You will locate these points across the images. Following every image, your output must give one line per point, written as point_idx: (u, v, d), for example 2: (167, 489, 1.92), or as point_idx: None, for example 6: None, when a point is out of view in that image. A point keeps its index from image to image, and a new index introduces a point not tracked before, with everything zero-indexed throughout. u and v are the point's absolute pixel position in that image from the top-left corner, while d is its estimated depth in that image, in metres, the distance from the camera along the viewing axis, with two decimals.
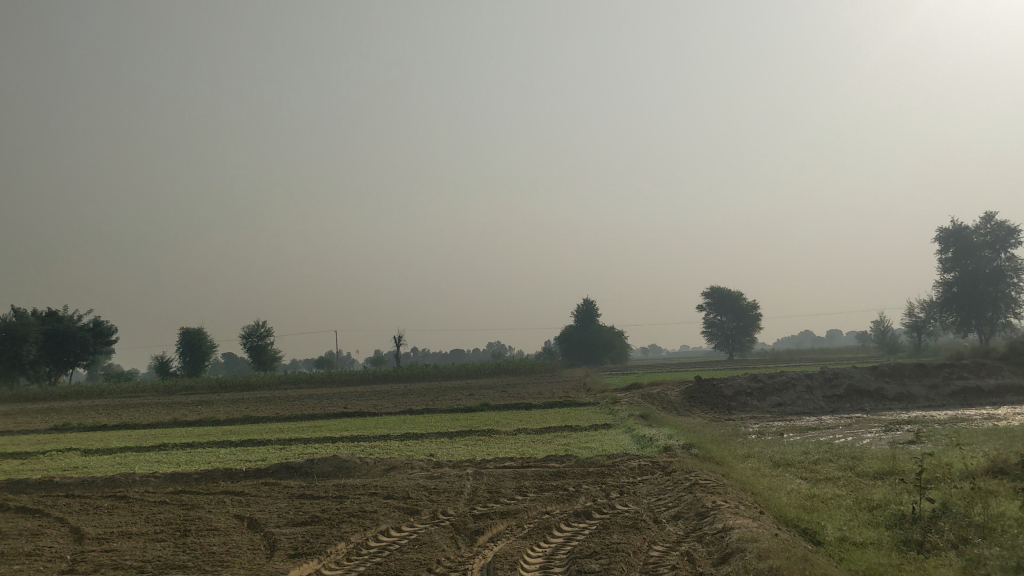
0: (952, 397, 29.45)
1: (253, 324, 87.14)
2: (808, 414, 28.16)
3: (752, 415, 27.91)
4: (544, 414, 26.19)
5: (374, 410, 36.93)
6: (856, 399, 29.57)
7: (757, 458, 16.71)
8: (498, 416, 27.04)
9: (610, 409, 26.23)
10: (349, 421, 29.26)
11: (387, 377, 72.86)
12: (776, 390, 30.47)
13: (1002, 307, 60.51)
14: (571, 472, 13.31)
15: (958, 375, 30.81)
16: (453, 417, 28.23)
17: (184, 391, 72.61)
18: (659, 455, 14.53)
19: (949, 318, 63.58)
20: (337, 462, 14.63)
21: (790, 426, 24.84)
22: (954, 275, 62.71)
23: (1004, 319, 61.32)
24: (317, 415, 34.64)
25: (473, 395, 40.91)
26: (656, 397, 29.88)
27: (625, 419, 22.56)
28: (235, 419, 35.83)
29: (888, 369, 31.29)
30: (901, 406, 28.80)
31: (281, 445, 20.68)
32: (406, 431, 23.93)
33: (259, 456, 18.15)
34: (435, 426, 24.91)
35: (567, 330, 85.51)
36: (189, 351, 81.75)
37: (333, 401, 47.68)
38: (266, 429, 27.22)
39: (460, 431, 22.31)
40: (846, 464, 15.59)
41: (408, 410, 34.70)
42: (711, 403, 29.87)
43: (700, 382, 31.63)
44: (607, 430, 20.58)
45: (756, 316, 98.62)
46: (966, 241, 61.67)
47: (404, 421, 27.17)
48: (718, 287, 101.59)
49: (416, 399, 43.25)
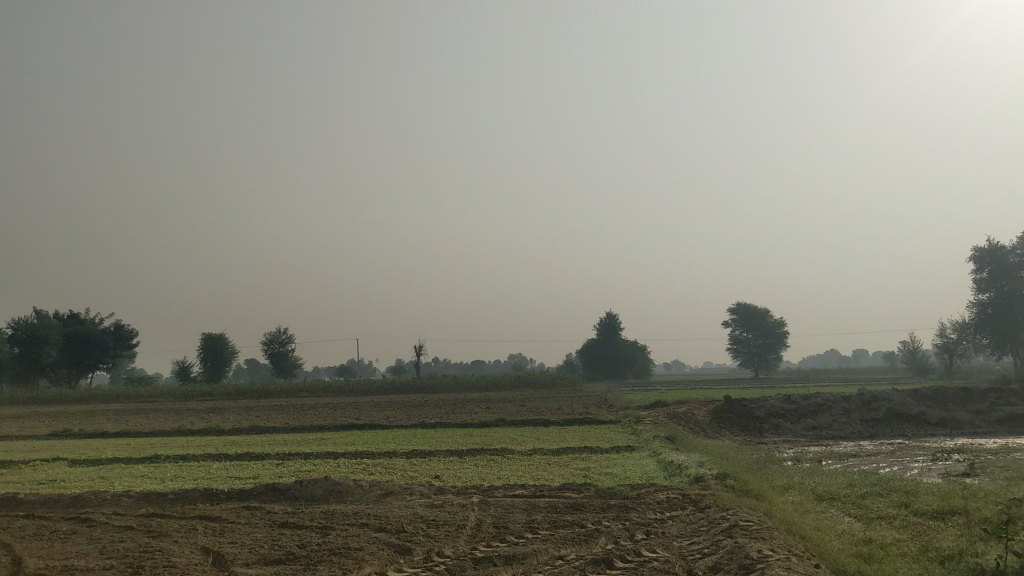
0: (1000, 423, 27.48)
1: (273, 331, 86.03)
2: (845, 439, 26.38)
3: (784, 439, 26.16)
4: (563, 433, 24.57)
5: (387, 422, 35.48)
6: (897, 424, 27.70)
7: (798, 489, 15.00)
8: (515, 433, 25.44)
9: (634, 429, 24.58)
10: (358, 434, 27.79)
11: (406, 387, 71.47)
12: (810, 412, 28.65)
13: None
14: (589, 506, 11.69)
15: (1006, 401, 28.83)
16: (466, 433, 26.66)
17: (200, 398, 71.48)
18: (690, 487, 12.85)
19: (983, 341, 61.21)
20: (329, 483, 13.09)
21: (828, 452, 23.08)
22: (989, 296, 60.51)
23: None
24: (326, 426, 33.19)
25: (490, 409, 39.38)
26: (681, 417, 28.23)
27: (649, 441, 20.91)
28: (243, 428, 34.44)
29: (931, 394, 29.37)
30: (946, 433, 26.89)
31: (279, 461, 19.19)
32: (416, 447, 22.38)
33: (251, 474, 16.67)
34: (446, 443, 23.35)
35: (590, 344, 83.86)
36: (209, 356, 80.72)
37: (347, 412, 46.18)
38: (270, 442, 25.78)
39: (471, 450, 20.73)
40: (900, 500, 13.83)
41: (422, 423, 33.20)
42: (740, 425, 28.13)
43: (729, 401, 29.92)
44: (630, 453, 18.95)
45: (782, 334, 96.48)
46: (1002, 262, 59.82)
47: (415, 437, 25.65)
48: (744, 304, 99.70)
49: (432, 411, 41.75)
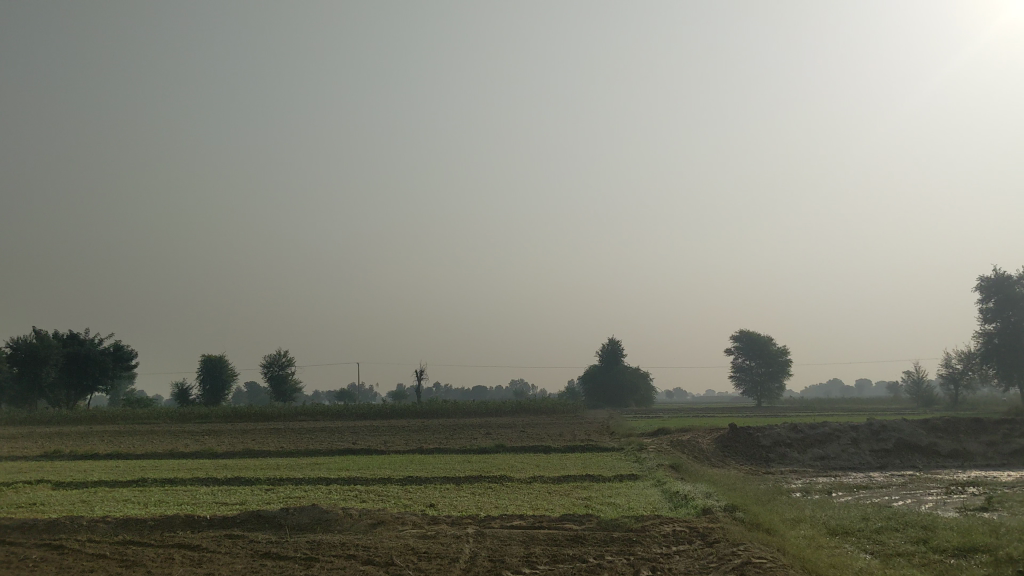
0: (1013, 456, 26.76)
1: (273, 353, 85.30)
2: (853, 470, 25.66)
3: (791, 469, 25.45)
4: (564, 461, 23.89)
5: (385, 447, 34.77)
6: (908, 455, 26.97)
7: (810, 522, 14.30)
8: (515, 460, 24.74)
9: (637, 457, 23.89)
10: (354, 459, 27.09)
11: (406, 412, 70.70)
12: (818, 442, 27.93)
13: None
14: (591, 539, 11.01)
15: (1019, 432, 28.08)
16: (465, 459, 25.95)
17: (198, 420, 70.70)
18: (697, 520, 12.16)
19: (990, 372, 60.41)
20: (317, 511, 12.44)
21: (838, 483, 22.36)
22: (995, 326, 59.79)
23: None
24: (322, 451, 32.47)
25: (489, 435, 38.66)
26: (686, 445, 27.52)
27: (653, 470, 20.22)
28: (237, 451, 33.72)
29: (942, 424, 28.65)
30: (959, 465, 26.16)
31: (269, 487, 18.51)
32: (412, 473, 21.69)
33: (239, 500, 16.02)
34: (444, 470, 22.66)
35: (592, 370, 83.12)
36: (209, 379, 80.02)
37: (344, 436, 45.42)
38: (263, 466, 25.09)
39: (468, 477, 20.03)
40: (918, 535, 13.14)
41: (419, 448, 32.49)
42: (746, 454, 27.42)
43: (734, 429, 29.20)
44: (634, 482, 18.26)
45: (786, 362, 95.65)
46: (1009, 291, 59.11)
47: (413, 463, 24.96)
48: (747, 331, 99.00)
49: (431, 437, 41.02)
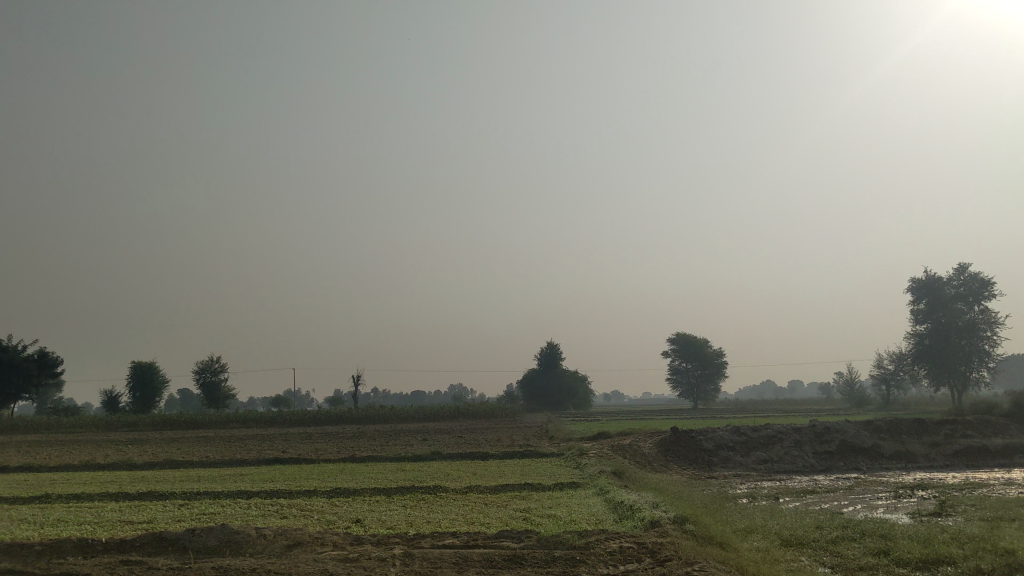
0: (955, 457, 26.47)
1: (206, 359, 82.81)
2: (798, 473, 25.12)
3: (735, 473, 24.80)
4: (503, 468, 22.90)
5: (316, 455, 33.33)
6: (851, 457, 26.50)
7: (762, 533, 13.46)
8: (450, 468, 23.64)
9: (578, 463, 22.98)
10: (282, 469, 25.71)
11: (341, 418, 69.08)
12: (761, 445, 27.33)
13: (976, 362, 57.90)
14: (531, 559, 9.97)
15: (961, 433, 27.83)
16: (399, 468, 24.77)
17: (125, 428, 68.11)
18: (645, 535, 11.20)
19: (921, 373, 61.04)
20: (226, 531, 11.18)
21: (783, 488, 21.71)
22: (926, 328, 60.44)
23: (977, 375, 58.84)
24: (249, 460, 30.94)
25: (425, 441, 37.44)
26: (628, 449, 26.67)
27: (595, 477, 19.31)
28: (160, 462, 32.01)
29: (884, 425, 28.30)
30: (902, 467, 25.77)
31: (184, 502, 17.13)
32: (342, 484, 20.46)
33: (146, 518, 14.67)
34: (376, 480, 21.45)
35: (531, 373, 82.33)
36: (139, 386, 77.18)
37: (275, 444, 43.82)
38: (183, 479, 23.57)
39: (400, 488, 18.87)
40: (876, 547, 12.40)
41: (352, 456, 31.17)
42: (689, 458, 26.70)
43: (676, 432, 28.46)
44: (576, 490, 17.32)
45: (722, 364, 96.08)
46: (940, 292, 59.76)
47: (342, 471, 23.71)
48: (684, 334, 99.31)
49: (365, 443, 39.65)
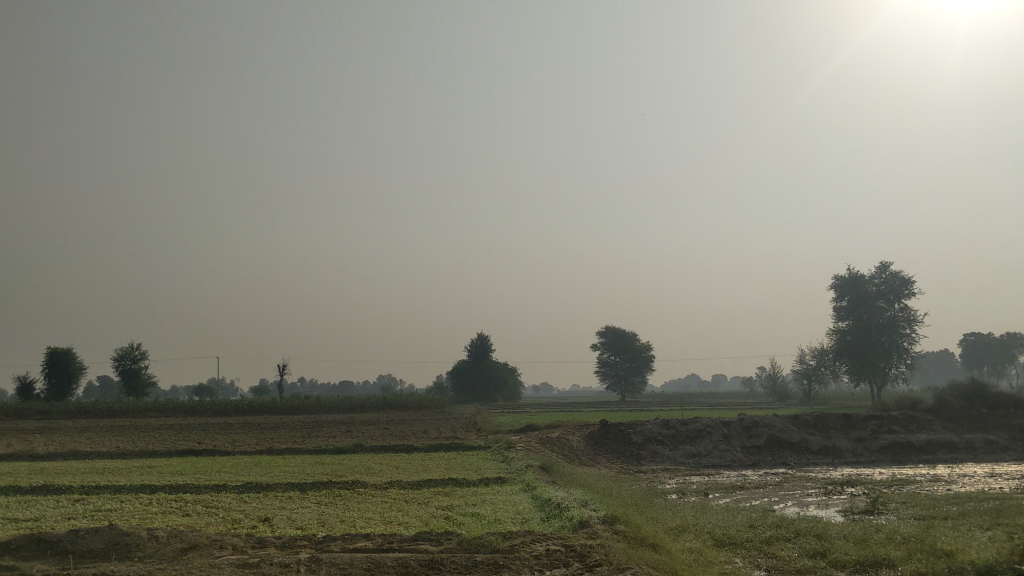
0: (881, 452, 26.47)
1: (125, 346, 80.01)
2: (726, 468, 24.80)
3: (663, 468, 24.39)
4: (428, 461, 22.07)
5: (233, 446, 32.04)
6: (779, 452, 26.29)
7: (694, 532, 12.86)
8: (372, 461, 22.71)
9: (504, 457, 22.25)
10: (195, 461, 24.46)
11: (265, 408, 67.35)
12: (690, 439, 26.95)
13: (895, 358, 58.91)
14: (449, 563, 9.18)
15: (887, 428, 27.86)
16: (319, 461, 23.73)
17: (36, 416, 65.33)
18: (573, 537, 10.46)
19: (841, 369, 61.93)
20: (114, 534, 10.15)
21: (713, 483, 21.28)
22: (848, 324, 61.29)
23: (896, 371, 59.79)
24: (163, 451, 29.54)
25: (349, 433, 36.41)
26: (556, 442, 26.05)
27: (521, 472, 18.59)
28: (68, 452, 30.39)
29: (812, 420, 28.19)
30: (829, 462, 25.63)
31: (78, 497, 15.90)
32: (256, 479, 19.37)
33: (33, 515, 13.48)
34: (292, 474, 20.42)
35: (459, 364, 81.49)
36: (54, 372, 74.19)
37: (193, 434, 42.21)
38: (87, 471, 22.21)
39: (317, 483, 17.89)
40: (813, 548, 11.91)
41: (272, 448, 29.99)
42: (617, 452, 26.21)
43: (605, 425, 27.94)
44: (502, 486, 16.54)
45: (649, 358, 96.57)
46: (862, 289, 60.61)
47: (259, 465, 22.60)
48: (612, 327, 99.67)
49: (287, 435, 38.39)
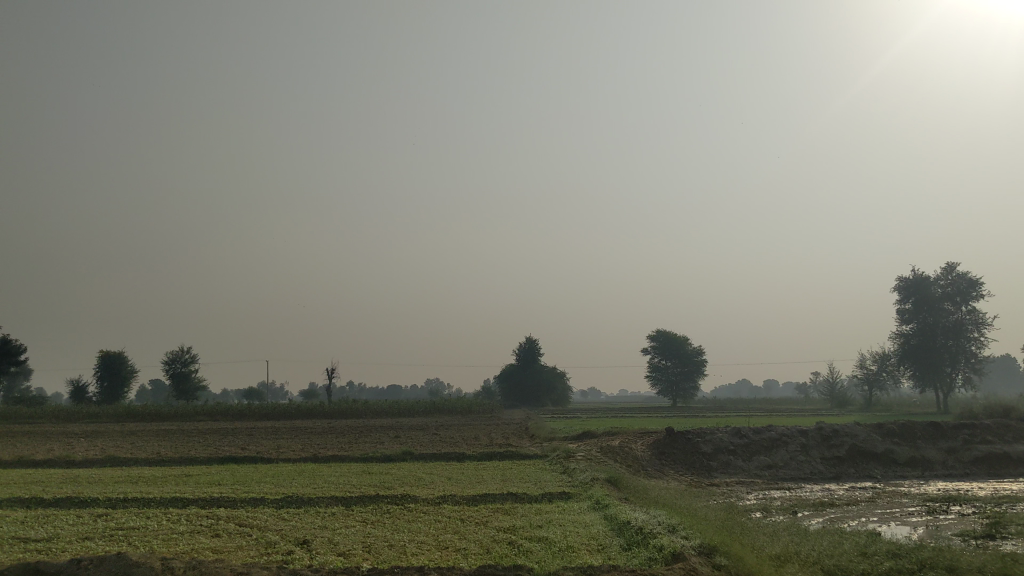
0: (975, 465, 24.20)
1: (176, 350, 79.73)
2: (806, 481, 22.80)
3: (737, 481, 22.48)
4: (481, 473, 20.36)
5: (276, 453, 30.69)
6: (862, 464, 24.19)
7: (800, 563, 10.98)
8: (423, 471, 21.09)
9: (565, 468, 20.46)
10: (235, 470, 23.06)
11: (314, 412, 66.40)
12: (764, 448, 24.96)
13: (962, 363, 55.89)
14: None
15: (981, 438, 25.48)
16: (366, 470, 22.16)
17: (85, 419, 65.03)
18: (669, 574, 8.68)
19: (905, 375, 59.09)
20: (121, 564, 8.60)
21: (798, 499, 19.27)
22: (912, 328, 58.43)
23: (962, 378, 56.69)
24: (203, 458, 28.26)
25: (397, 439, 34.94)
26: (619, 452, 24.24)
27: (587, 486, 16.78)
28: (107, 458, 29.27)
29: (897, 429, 25.95)
30: (919, 475, 23.47)
31: (102, 513, 14.45)
32: (299, 491, 17.84)
33: (44, 534, 12.03)
34: (336, 485, 18.86)
35: (508, 369, 79.91)
36: (107, 375, 74.00)
37: (237, 439, 41.13)
38: (122, 480, 20.92)
39: (362, 496, 16.25)
40: None
41: (315, 455, 28.54)
42: (685, 463, 24.30)
43: (671, 433, 26.04)
44: (568, 503, 14.76)
45: (701, 362, 94.05)
46: (927, 292, 57.78)
47: (302, 475, 21.14)
48: (664, 331, 97.29)
49: (333, 441, 37.01)
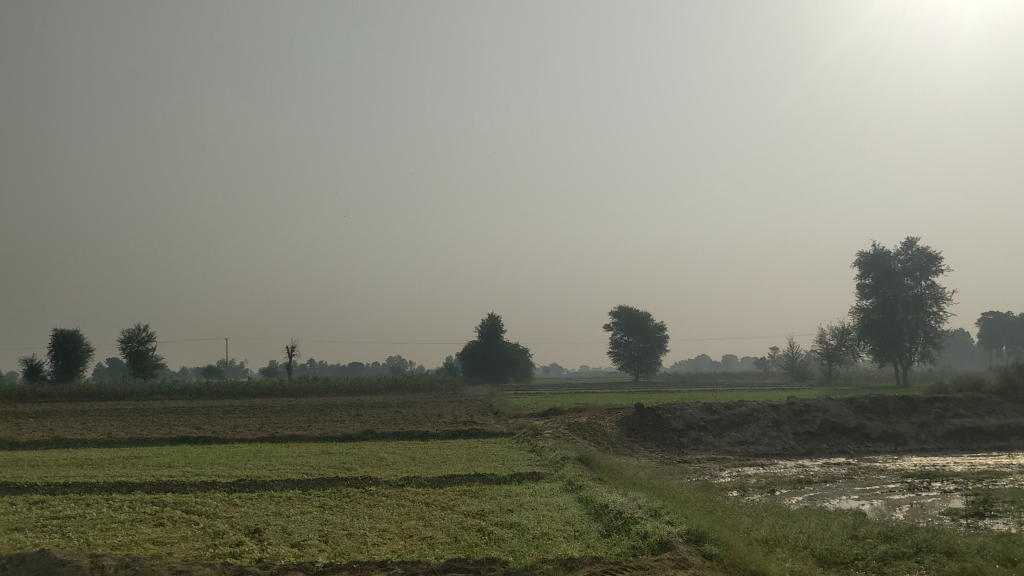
0: (947, 439, 23.85)
1: (133, 327, 77.84)
2: (779, 457, 22.28)
3: (708, 457, 21.91)
4: (446, 452, 19.50)
5: (233, 432, 29.59)
6: (835, 439, 23.72)
7: (790, 548, 10.26)
8: (385, 451, 20.22)
9: (533, 447, 19.67)
10: (189, 451, 22.00)
11: (274, 390, 65.17)
12: (736, 424, 24.40)
13: (921, 337, 56.02)
14: None
15: (953, 412, 25.14)
16: (325, 451, 21.17)
17: (37, 399, 63.12)
18: (657, 565, 7.90)
19: (864, 350, 59.10)
20: (44, 562, 7.64)
21: (773, 476, 18.67)
22: (872, 303, 58.40)
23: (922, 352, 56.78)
24: (155, 439, 27.08)
25: (359, 417, 33.96)
26: (587, 429, 23.52)
27: (558, 466, 15.99)
28: (55, 439, 27.94)
29: (869, 404, 25.53)
30: (892, 450, 23.05)
31: (37, 500, 13.38)
32: (253, 473, 16.86)
33: None
34: (293, 467, 17.90)
35: (470, 345, 79.09)
36: (62, 354, 72.00)
37: (193, 419, 39.93)
38: (67, 462, 19.76)
39: (319, 479, 15.30)
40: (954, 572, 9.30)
41: (273, 434, 27.49)
42: (656, 439, 23.67)
43: (640, 410, 25.37)
44: (539, 484, 13.99)
45: (664, 337, 94.03)
46: (887, 266, 57.75)
47: (258, 457, 20.12)
48: (626, 306, 97.05)
49: (293, 419, 35.96)
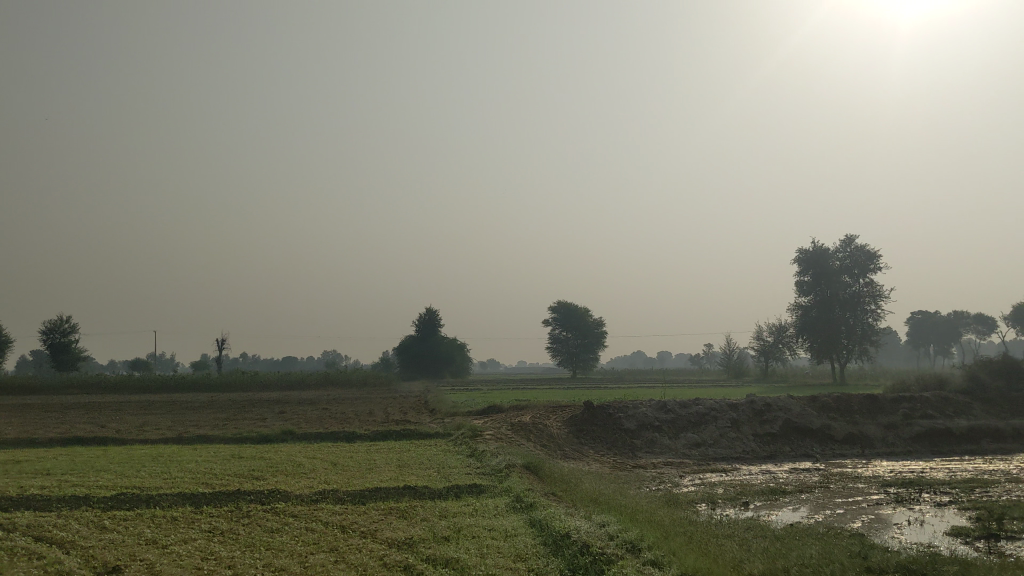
0: (916, 442, 22.19)
1: (54, 318, 73.49)
2: (740, 461, 20.35)
3: (665, 461, 19.91)
4: (374, 457, 17.13)
5: (142, 431, 26.75)
6: (798, 442, 21.89)
7: None
8: (304, 455, 17.78)
9: (472, 451, 17.37)
10: (81, 455, 19.23)
11: (199, 385, 61.75)
12: (692, 425, 22.44)
13: (858, 335, 54.95)
14: None
15: (921, 413, 23.55)
16: (236, 455, 18.54)
17: None
18: None
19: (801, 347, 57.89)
20: None
21: (742, 486, 16.64)
22: (810, 301, 57.25)
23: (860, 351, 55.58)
24: (50, 439, 24.09)
25: (283, 416, 31.26)
26: (532, 429, 21.27)
27: (501, 476, 13.71)
28: None
29: (832, 403, 23.82)
30: (860, 453, 21.29)
31: None
32: (142, 484, 14.24)
33: None
34: (193, 475, 15.33)
35: (407, 340, 76.39)
36: None
37: (103, 415, 36.73)
38: None
39: (218, 494, 12.78)
40: None
41: (184, 434, 24.69)
42: (606, 442, 21.54)
43: (589, 408, 23.25)
44: (480, 501, 11.72)
45: (601, 334, 92.54)
46: (826, 263, 56.71)
47: (156, 462, 17.43)
48: (564, 302, 95.24)
49: (212, 417, 33.06)
